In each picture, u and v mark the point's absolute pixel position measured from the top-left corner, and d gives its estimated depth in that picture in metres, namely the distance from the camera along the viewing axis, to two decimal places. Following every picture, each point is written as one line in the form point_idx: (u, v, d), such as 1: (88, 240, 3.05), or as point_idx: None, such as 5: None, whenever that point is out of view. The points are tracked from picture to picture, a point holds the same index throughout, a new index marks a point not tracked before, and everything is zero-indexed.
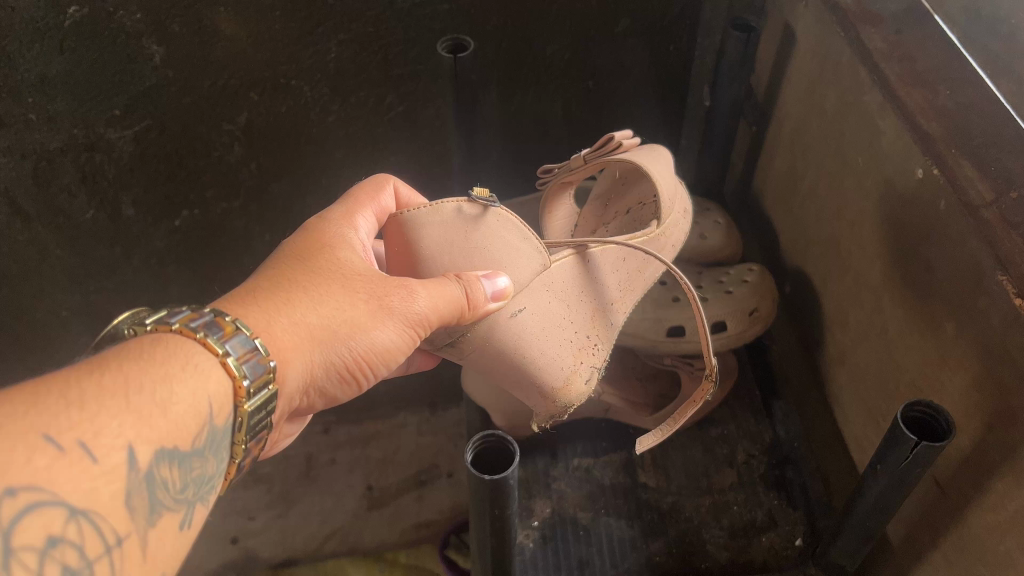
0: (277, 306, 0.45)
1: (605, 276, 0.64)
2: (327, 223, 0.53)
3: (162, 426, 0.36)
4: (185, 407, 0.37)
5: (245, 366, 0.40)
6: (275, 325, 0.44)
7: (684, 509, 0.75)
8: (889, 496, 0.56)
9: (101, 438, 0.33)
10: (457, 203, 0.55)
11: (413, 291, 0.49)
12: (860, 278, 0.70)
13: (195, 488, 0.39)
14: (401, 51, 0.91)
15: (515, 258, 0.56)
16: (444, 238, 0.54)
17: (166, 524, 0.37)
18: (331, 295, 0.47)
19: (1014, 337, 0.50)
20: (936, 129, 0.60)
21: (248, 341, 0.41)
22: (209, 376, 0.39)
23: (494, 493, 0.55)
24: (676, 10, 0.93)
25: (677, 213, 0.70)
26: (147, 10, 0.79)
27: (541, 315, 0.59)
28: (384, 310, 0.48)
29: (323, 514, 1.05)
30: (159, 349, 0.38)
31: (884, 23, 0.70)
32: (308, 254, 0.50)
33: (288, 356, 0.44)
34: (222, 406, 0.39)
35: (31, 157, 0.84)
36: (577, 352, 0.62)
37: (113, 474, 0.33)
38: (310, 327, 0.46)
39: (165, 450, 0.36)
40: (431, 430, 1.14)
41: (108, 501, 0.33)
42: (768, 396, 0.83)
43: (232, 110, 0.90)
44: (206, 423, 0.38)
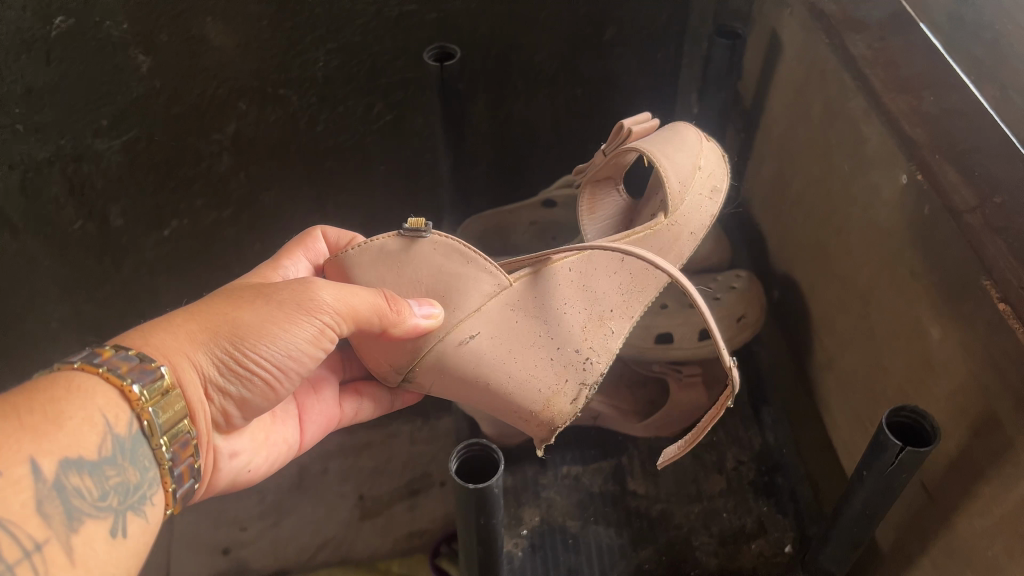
0: (177, 323, 0.48)
1: (594, 286, 0.60)
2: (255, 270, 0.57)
3: (61, 439, 0.39)
4: (78, 419, 0.40)
5: (132, 374, 0.43)
6: (168, 338, 0.47)
7: (673, 516, 0.75)
8: (876, 502, 0.56)
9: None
10: (386, 238, 0.56)
11: (314, 292, 0.51)
12: (847, 283, 0.70)
13: (119, 496, 0.42)
14: (390, 61, 0.91)
15: (458, 285, 0.56)
16: (377, 273, 0.56)
17: (94, 530, 0.40)
18: (228, 308, 0.50)
19: (999, 341, 0.50)
20: (920, 134, 0.60)
21: (133, 355, 0.44)
22: (95, 391, 0.42)
23: (479, 502, 0.55)
24: (663, 18, 0.93)
25: (698, 196, 0.66)
26: (135, 21, 0.80)
27: (505, 337, 0.57)
28: (285, 310, 0.50)
29: (315, 524, 1.05)
30: (47, 379, 0.41)
31: (869, 31, 0.70)
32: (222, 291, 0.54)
33: (183, 359, 0.46)
34: (120, 415, 0.42)
35: (19, 168, 0.82)
36: (562, 369, 0.58)
37: (14, 485, 0.37)
38: (207, 336, 0.48)
39: (69, 460, 0.39)
40: (423, 439, 1.14)
41: (15, 511, 0.37)
42: (757, 402, 0.84)
43: (221, 120, 0.90)
44: (106, 432, 0.41)
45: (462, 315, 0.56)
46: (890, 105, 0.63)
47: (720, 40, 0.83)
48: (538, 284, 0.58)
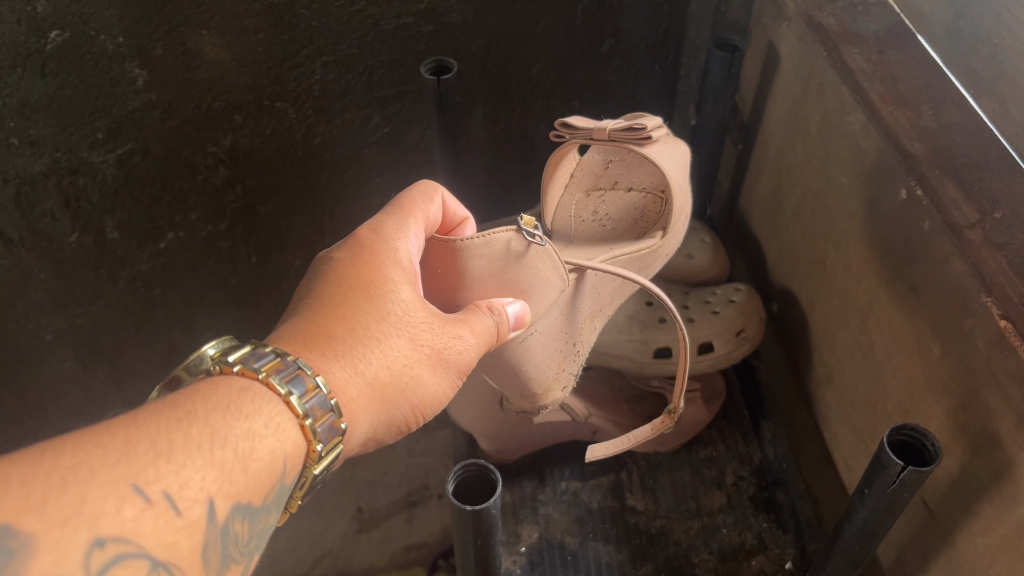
0: (348, 360, 0.42)
1: (601, 290, 0.65)
2: (378, 241, 0.48)
3: (241, 481, 0.34)
4: (264, 463, 0.35)
5: (321, 429, 0.37)
6: (349, 384, 0.41)
7: (673, 533, 0.75)
8: (877, 521, 0.56)
9: (186, 491, 0.31)
10: (507, 235, 0.54)
11: (466, 341, 0.47)
12: (846, 298, 0.70)
13: (260, 539, 0.37)
14: (385, 73, 0.92)
15: (541, 288, 0.56)
16: (485, 265, 0.53)
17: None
18: (394, 339, 0.44)
19: (999, 360, 0.49)
20: (919, 149, 0.59)
21: (326, 400, 0.38)
22: (289, 434, 0.36)
23: (477, 523, 0.55)
24: (660, 30, 0.93)
25: (681, 221, 0.70)
26: (130, 34, 0.79)
27: (546, 331, 0.60)
28: (442, 362, 0.46)
29: (312, 537, 1.05)
30: (244, 399, 0.35)
31: (867, 44, 0.70)
32: (360, 287, 0.45)
33: (357, 416, 0.41)
34: (294, 464, 0.37)
35: (14, 181, 0.80)
36: (562, 361, 0.64)
37: (193, 528, 0.31)
38: (378, 382, 0.43)
39: (241, 507, 0.34)
40: (421, 451, 1.13)
41: (187, 555, 0.31)
42: (756, 417, 0.83)
43: (217, 132, 0.89)
44: (279, 481, 0.36)
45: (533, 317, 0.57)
46: (887, 118, 0.62)
47: (718, 52, 0.82)
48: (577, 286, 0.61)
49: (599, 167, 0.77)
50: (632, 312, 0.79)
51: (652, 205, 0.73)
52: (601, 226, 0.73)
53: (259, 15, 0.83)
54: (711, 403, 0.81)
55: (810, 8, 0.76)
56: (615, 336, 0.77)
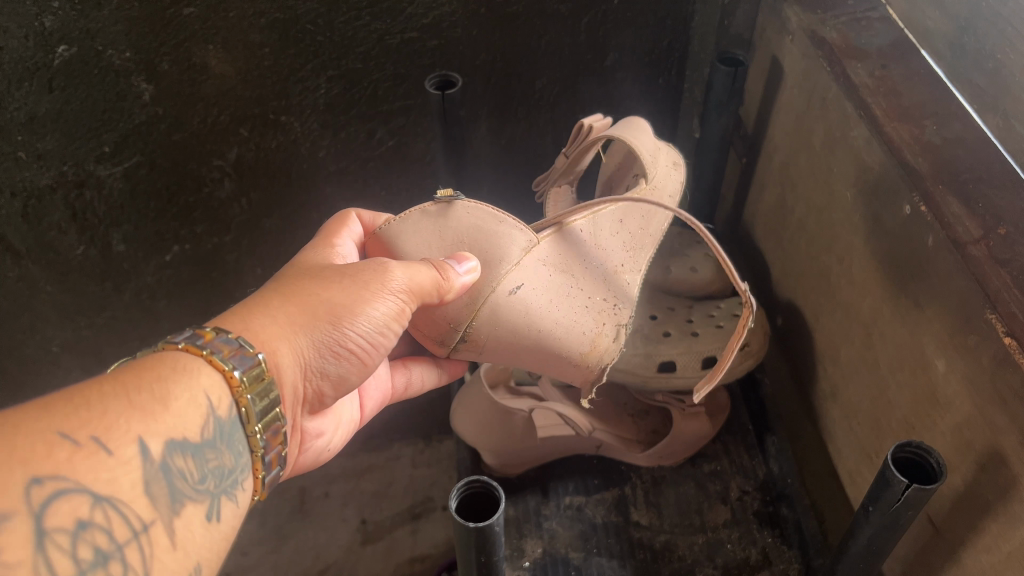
0: (256, 311, 0.46)
1: (604, 242, 0.61)
2: (302, 254, 0.54)
3: (168, 420, 0.37)
4: (186, 401, 0.38)
5: (232, 359, 0.41)
6: (257, 326, 0.45)
7: (677, 548, 0.75)
8: (881, 538, 0.55)
9: (110, 433, 0.34)
10: (421, 207, 0.53)
11: (386, 269, 0.49)
12: (851, 313, 0.69)
13: (215, 480, 0.39)
14: (390, 87, 0.91)
15: (496, 241, 0.54)
16: (420, 240, 0.53)
17: (194, 516, 0.38)
18: (309, 290, 0.48)
19: (1005, 377, 0.49)
20: (923, 164, 0.60)
21: (231, 338, 0.42)
22: (200, 371, 0.39)
23: (481, 539, 0.55)
24: (664, 45, 0.93)
25: (667, 171, 0.69)
26: (136, 49, 0.80)
27: (547, 289, 0.56)
28: (364, 289, 0.48)
29: (317, 548, 1.05)
30: (149, 359, 0.39)
31: (870, 59, 0.71)
32: (283, 276, 0.51)
33: (275, 348, 0.45)
34: (221, 398, 0.40)
35: (21, 195, 0.84)
36: (598, 314, 0.60)
37: (127, 465, 0.35)
38: (293, 317, 0.46)
39: (174, 442, 0.37)
40: (426, 463, 1.14)
41: (128, 490, 0.34)
42: (762, 431, 0.83)
43: (222, 146, 0.90)
44: (210, 414, 0.39)
45: (508, 267, 0.54)
46: (892, 134, 0.63)
47: (722, 67, 0.82)
48: (561, 240, 0.58)
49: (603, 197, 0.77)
50: (636, 325, 0.79)
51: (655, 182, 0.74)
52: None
53: (265, 29, 0.83)
54: (715, 418, 0.81)
55: (813, 23, 0.76)
56: (620, 351, 0.77)
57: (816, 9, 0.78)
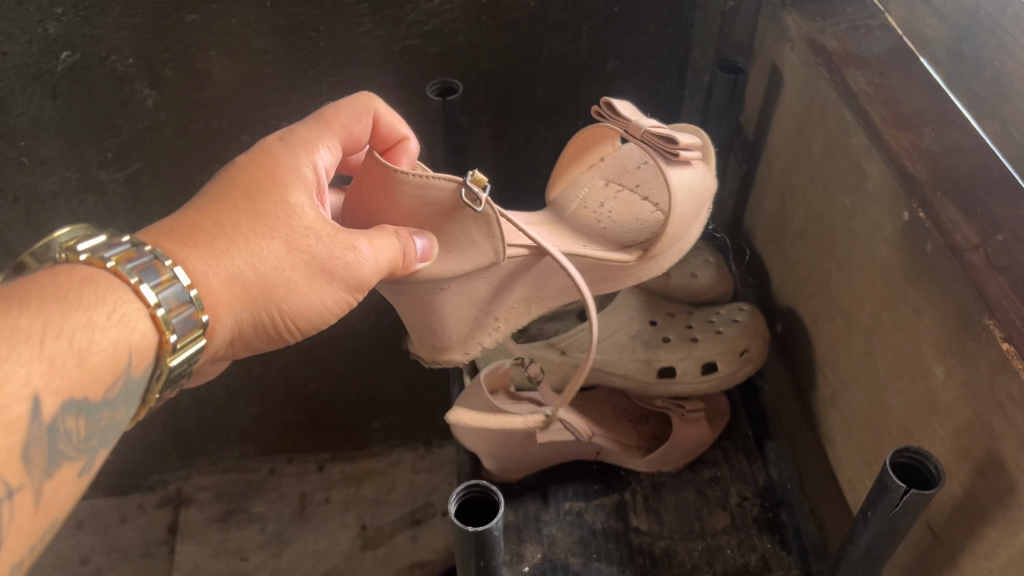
0: (216, 255, 0.46)
1: (543, 283, 0.68)
2: (283, 155, 0.52)
3: (76, 376, 0.36)
4: (105, 356, 0.38)
5: (174, 322, 0.41)
6: (215, 280, 0.46)
7: (677, 554, 0.75)
8: (879, 544, 0.56)
9: (9, 385, 0.33)
10: (455, 184, 0.56)
11: (356, 258, 0.51)
12: (850, 319, 0.70)
13: (101, 437, 0.39)
14: (392, 93, 0.91)
15: (460, 245, 0.60)
16: (415, 202, 0.57)
17: (65, 476, 0.38)
18: (270, 249, 0.49)
19: (1003, 384, 0.49)
20: (921, 172, 0.60)
21: (182, 293, 0.42)
22: (135, 326, 0.39)
23: (479, 544, 0.55)
24: (664, 52, 0.93)
25: (665, 254, 0.70)
26: (140, 55, 0.80)
27: (458, 291, 0.64)
28: (327, 275, 0.50)
29: (317, 554, 1.10)
30: (86, 294, 0.38)
31: (869, 66, 0.71)
32: (245, 199, 0.49)
33: (220, 310, 0.46)
34: (143, 357, 0.40)
35: (24, 201, 0.86)
36: (472, 332, 0.69)
37: (15, 423, 0.34)
38: (243, 280, 0.47)
39: (73, 401, 0.36)
40: (427, 468, 1.21)
41: (3, 455, 0.33)
42: (761, 437, 0.83)
43: (225, 152, 0.90)
44: (122, 375, 0.39)
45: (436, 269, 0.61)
46: (892, 140, 0.63)
47: (722, 75, 0.83)
48: (527, 265, 0.65)
49: (632, 164, 0.77)
50: (636, 330, 0.79)
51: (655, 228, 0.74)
52: (599, 217, 0.75)
53: (267, 36, 0.83)
54: (714, 424, 0.81)
55: (813, 31, 0.77)
56: (620, 356, 0.78)
57: (815, 16, 0.79)
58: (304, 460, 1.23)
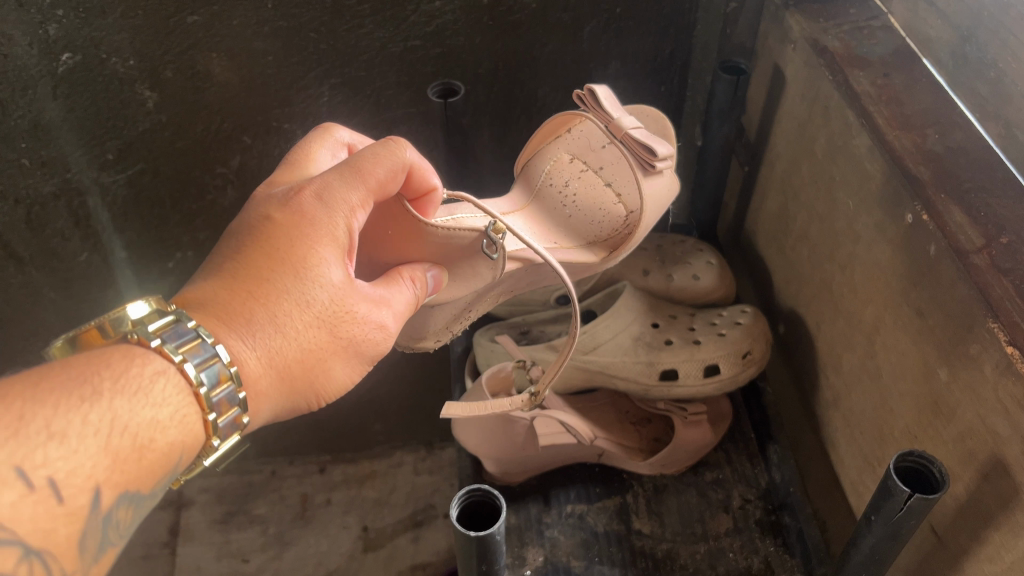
0: (264, 352, 0.42)
1: (525, 276, 0.67)
2: (320, 218, 0.46)
3: (134, 473, 0.35)
4: (163, 454, 0.36)
5: (224, 425, 0.39)
6: (262, 378, 0.42)
7: (679, 557, 0.75)
8: (883, 548, 0.55)
9: (73, 479, 0.32)
10: (479, 234, 0.59)
11: (384, 335, 0.48)
12: (853, 321, 0.69)
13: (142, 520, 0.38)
14: (393, 94, 0.91)
15: (464, 274, 0.60)
16: (435, 247, 0.57)
17: (106, 560, 0.37)
18: (315, 331, 0.44)
19: (1006, 386, 0.49)
20: (924, 173, 0.60)
21: (235, 395, 0.40)
22: (190, 428, 0.37)
23: (482, 548, 0.54)
24: (666, 53, 0.93)
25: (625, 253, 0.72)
26: (141, 57, 0.80)
27: (454, 299, 0.61)
28: (358, 355, 0.47)
29: (319, 556, 1.10)
30: (155, 387, 0.36)
31: (872, 67, 0.71)
32: (293, 272, 0.44)
33: (261, 405, 0.43)
34: (191, 454, 0.38)
35: (25, 203, 0.85)
36: (452, 321, 0.65)
37: (74, 515, 0.33)
38: (289, 369, 0.43)
39: (128, 496, 0.35)
40: (428, 470, 1.21)
41: (63, 541, 0.33)
42: (764, 440, 0.82)
43: (225, 153, 0.90)
44: (172, 472, 0.37)
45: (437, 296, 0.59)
46: (894, 142, 0.63)
47: (724, 76, 0.82)
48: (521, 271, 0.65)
49: (598, 144, 0.76)
50: (638, 332, 0.79)
51: (612, 220, 0.73)
52: (564, 200, 0.75)
53: (268, 37, 0.83)
54: (716, 426, 0.81)
55: (815, 32, 0.76)
56: (622, 359, 0.78)
57: (817, 18, 0.79)
58: (306, 462, 1.22)
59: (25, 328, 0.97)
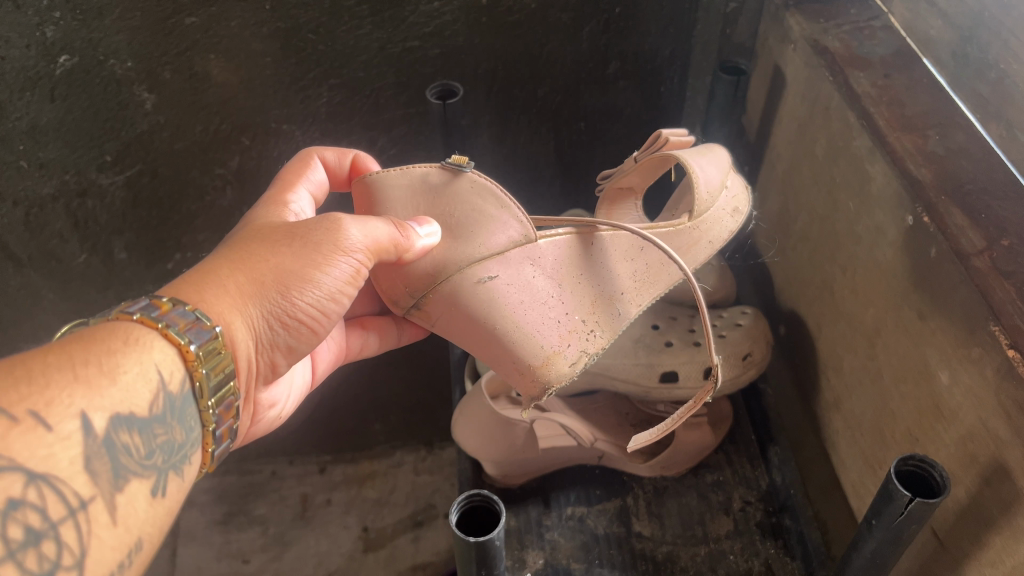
0: (202, 278, 0.45)
1: (608, 263, 0.60)
2: (254, 208, 0.53)
3: (113, 394, 0.36)
4: (134, 375, 0.38)
5: (189, 334, 0.41)
6: (207, 293, 0.44)
7: (680, 559, 0.74)
8: (884, 551, 0.55)
9: (52, 408, 0.33)
10: (428, 168, 0.55)
11: (339, 226, 0.48)
12: (854, 322, 0.69)
13: (164, 455, 0.39)
14: (392, 95, 0.91)
15: (479, 221, 0.54)
16: (410, 195, 0.55)
17: (137, 493, 0.38)
18: (258, 253, 0.47)
19: (1007, 390, 0.48)
20: (925, 175, 0.59)
21: (188, 312, 0.41)
22: (152, 345, 0.39)
23: (481, 554, 0.55)
24: (666, 53, 0.92)
25: (720, 211, 0.66)
26: (139, 57, 0.80)
27: (522, 289, 0.56)
28: (317, 251, 0.48)
29: (319, 556, 1.09)
30: (98, 330, 0.38)
31: (873, 68, 0.71)
32: (232, 236, 0.49)
33: (226, 319, 0.44)
34: (174, 373, 0.40)
35: (23, 205, 0.85)
36: (564, 332, 0.58)
37: (69, 441, 0.34)
38: (238, 283, 0.46)
39: (121, 417, 0.36)
40: (428, 470, 1.20)
41: (67, 467, 0.34)
42: (764, 441, 0.83)
43: (224, 153, 0.90)
44: (161, 389, 0.39)
45: (478, 256, 0.55)
46: (895, 144, 0.62)
47: (724, 76, 0.82)
48: (580, 245, 0.59)
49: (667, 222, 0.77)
50: (638, 334, 0.79)
51: None
52: None
53: (267, 38, 0.83)
54: (716, 429, 0.81)
55: (816, 32, 0.76)
56: (622, 361, 0.77)
57: (817, 18, 0.79)
58: (305, 462, 1.22)
59: (23, 333, 0.97)
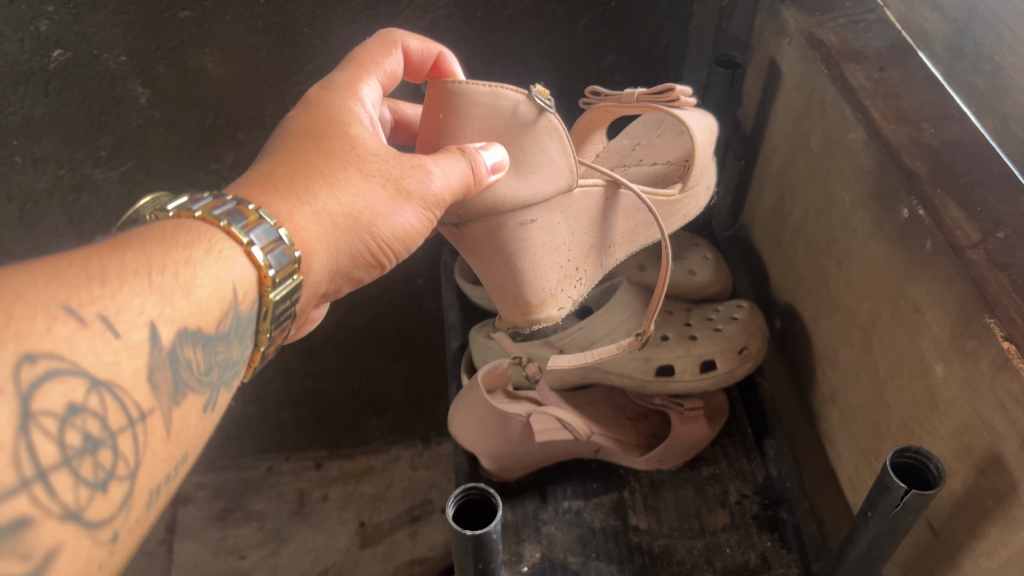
0: (297, 194, 0.44)
1: (611, 219, 0.66)
2: (332, 101, 0.51)
3: (185, 308, 0.35)
4: (209, 289, 0.37)
5: (270, 256, 0.40)
6: (300, 216, 0.43)
7: (676, 552, 0.75)
8: (881, 543, 0.55)
9: (123, 314, 0.32)
10: (516, 92, 0.55)
11: (428, 172, 0.48)
12: (849, 315, 0.69)
13: (219, 373, 0.39)
14: None
15: (542, 168, 0.57)
16: (487, 116, 0.54)
17: (192, 409, 0.37)
18: (347, 180, 0.46)
19: (1003, 381, 0.49)
20: (921, 168, 0.60)
21: (271, 231, 0.40)
22: (234, 262, 0.38)
23: (478, 546, 0.54)
24: (662, 47, 0.92)
25: (699, 190, 0.71)
26: (133, 53, 0.80)
27: (547, 234, 0.61)
28: (403, 194, 0.47)
29: (316, 552, 1.09)
30: (181, 233, 0.37)
31: (869, 61, 0.71)
32: (312, 137, 0.48)
33: (311, 247, 0.43)
34: (248, 294, 0.39)
35: (18, 199, 0.87)
36: (561, 278, 0.64)
37: (135, 351, 0.33)
38: (329, 212, 0.45)
39: (188, 332, 0.35)
40: (424, 465, 1.21)
41: (131, 377, 0.32)
42: (761, 434, 0.82)
43: (219, 148, 0.89)
44: (231, 308, 0.38)
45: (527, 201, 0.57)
46: (890, 137, 0.63)
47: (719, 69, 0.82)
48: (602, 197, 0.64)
49: (626, 149, 0.81)
50: (633, 329, 0.79)
51: (675, 172, 0.79)
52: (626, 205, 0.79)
53: (262, 32, 0.82)
54: (712, 423, 0.81)
55: (810, 25, 0.76)
56: (618, 355, 0.77)
57: (813, 11, 0.79)
58: (301, 456, 1.23)
59: None
